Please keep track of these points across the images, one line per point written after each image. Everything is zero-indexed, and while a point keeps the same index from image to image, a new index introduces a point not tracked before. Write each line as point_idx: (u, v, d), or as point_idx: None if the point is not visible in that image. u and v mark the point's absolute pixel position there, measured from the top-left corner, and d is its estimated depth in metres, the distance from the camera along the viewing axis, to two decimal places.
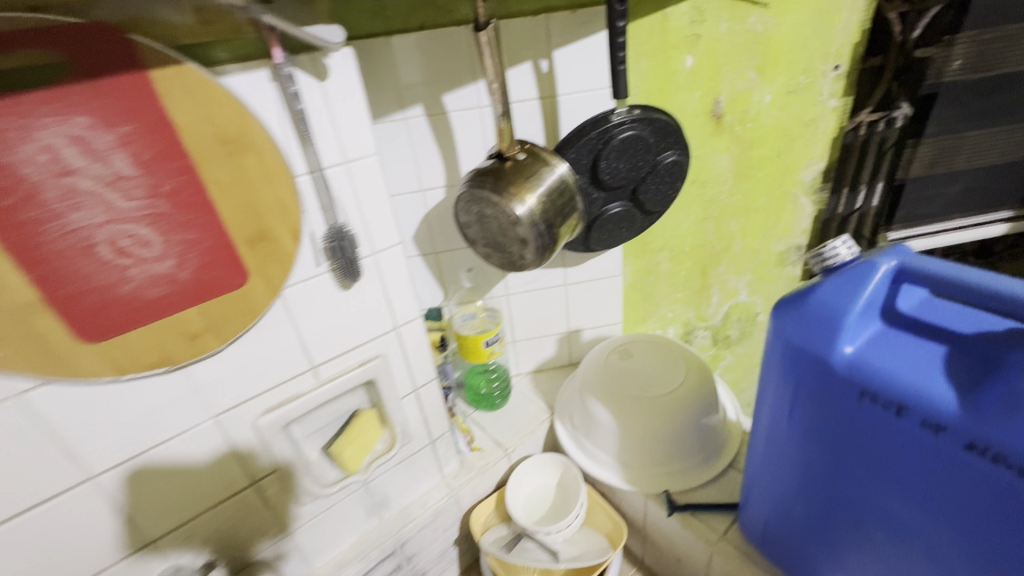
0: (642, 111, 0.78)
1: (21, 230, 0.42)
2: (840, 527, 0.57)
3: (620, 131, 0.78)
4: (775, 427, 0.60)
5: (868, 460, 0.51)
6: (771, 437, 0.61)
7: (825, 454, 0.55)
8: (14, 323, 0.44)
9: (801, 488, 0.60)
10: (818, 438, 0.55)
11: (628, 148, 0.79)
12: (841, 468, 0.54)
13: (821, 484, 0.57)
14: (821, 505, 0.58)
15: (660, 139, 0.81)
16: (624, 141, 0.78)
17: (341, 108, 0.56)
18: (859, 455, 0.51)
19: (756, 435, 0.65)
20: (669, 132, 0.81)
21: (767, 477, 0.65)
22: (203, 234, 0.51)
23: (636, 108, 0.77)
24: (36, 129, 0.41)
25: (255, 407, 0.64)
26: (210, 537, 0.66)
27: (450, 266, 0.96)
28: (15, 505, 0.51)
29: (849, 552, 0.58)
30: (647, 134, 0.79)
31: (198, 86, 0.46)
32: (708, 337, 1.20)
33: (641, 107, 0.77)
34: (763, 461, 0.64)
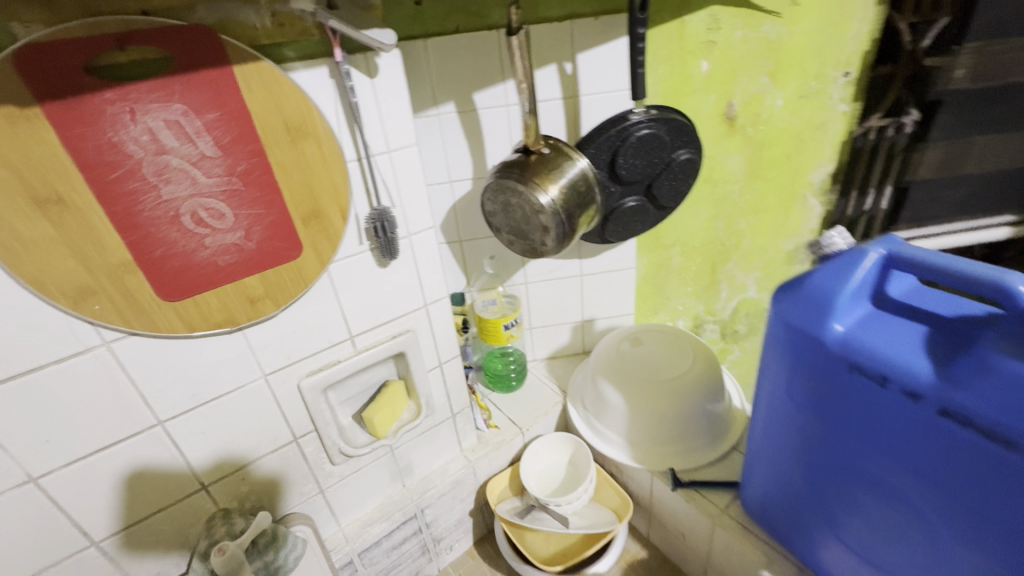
0: (659, 111, 0.84)
1: (124, 199, 0.50)
2: (830, 496, 0.62)
3: (638, 129, 0.84)
4: (773, 403, 0.65)
5: (855, 430, 0.56)
6: (769, 413, 0.67)
7: (817, 426, 0.60)
8: (112, 279, 0.52)
9: (796, 460, 0.65)
10: (811, 411, 0.60)
11: (645, 145, 0.84)
12: (832, 439, 0.59)
13: (814, 455, 0.62)
14: (814, 476, 0.63)
15: (675, 138, 0.86)
16: (641, 139, 0.84)
17: (387, 102, 0.63)
18: (847, 425, 0.56)
19: (756, 413, 0.70)
20: (683, 131, 0.86)
21: (765, 452, 0.70)
22: (267, 210, 0.58)
23: (653, 109, 0.84)
24: (141, 113, 0.48)
25: (300, 370, 0.71)
26: (254, 487, 0.74)
27: (473, 254, 1.02)
28: (99, 441, 0.59)
29: (838, 520, 0.63)
30: (662, 133, 0.85)
31: (272, 80, 0.54)
32: (716, 331, 1.25)
33: (657, 108, 0.83)
34: (762, 436, 0.70)
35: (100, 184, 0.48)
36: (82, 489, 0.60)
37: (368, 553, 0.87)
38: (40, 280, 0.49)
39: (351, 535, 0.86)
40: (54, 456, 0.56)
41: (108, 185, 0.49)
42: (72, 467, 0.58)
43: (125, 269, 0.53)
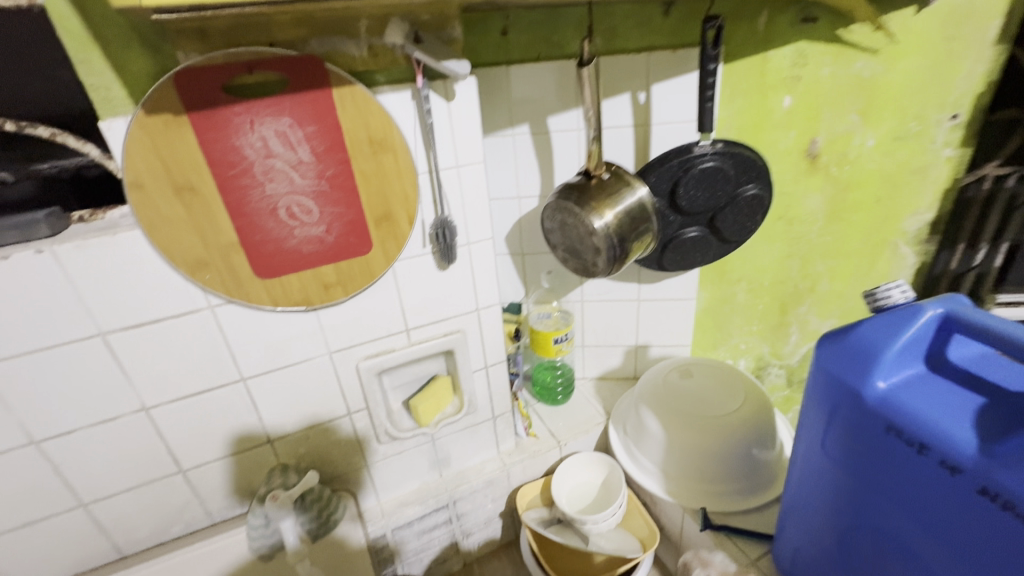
0: (725, 146, 0.84)
1: (238, 192, 0.61)
2: (859, 562, 0.58)
3: (702, 161, 0.84)
4: (808, 455, 0.62)
5: (889, 496, 0.52)
6: (804, 464, 0.63)
7: (850, 486, 0.56)
8: (220, 255, 0.64)
9: (827, 519, 0.61)
10: (844, 469, 0.57)
11: (707, 178, 0.85)
12: (864, 502, 0.55)
13: (845, 516, 0.58)
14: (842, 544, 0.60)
15: (741, 173, 0.86)
16: (704, 171, 0.84)
17: (460, 123, 0.70)
18: (882, 490, 0.53)
19: (792, 462, 0.67)
20: (751, 167, 0.86)
21: (798, 505, 0.67)
22: (346, 210, 0.67)
23: (719, 142, 0.84)
24: (258, 124, 0.59)
25: (360, 352, 0.80)
26: (310, 450, 0.84)
27: (533, 267, 1.07)
28: (196, 386, 0.71)
29: None
30: (727, 167, 0.85)
31: (363, 101, 0.63)
32: (781, 377, 1.18)
33: (724, 142, 0.83)
34: (795, 488, 0.66)
35: (222, 178, 0.60)
36: (178, 423, 0.72)
37: (400, 531, 0.94)
38: (170, 250, 0.62)
39: (387, 510, 0.94)
40: (163, 391, 0.70)
41: (227, 180, 0.60)
42: (173, 404, 0.71)
43: (231, 248, 0.64)
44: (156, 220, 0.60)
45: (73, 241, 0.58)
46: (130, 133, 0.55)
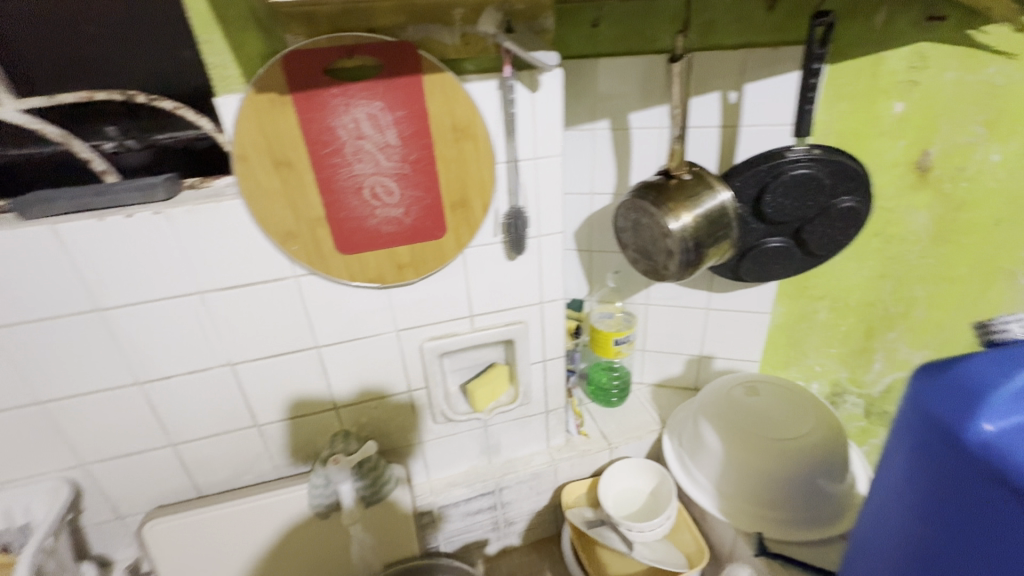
0: (823, 152, 0.78)
1: (328, 169, 0.64)
2: None
3: (794, 167, 0.79)
4: (888, 493, 0.57)
5: (976, 553, 0.47)
6: (882, 503, 0.58)
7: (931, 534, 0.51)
8: (306, 227, 0.68)
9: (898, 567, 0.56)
10: (926, 514, 0.51)
11: (799, 186, 0.80)
12: (944, 554, 0.50)
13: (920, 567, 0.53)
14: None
15: (837, 182, 0.80)
16: (795, 178, 0.79)
17: (543, 115, 0.70)
18: (966, 544, 0.47)
19: (869, 500, 0.62)
20: (849, 176, 0.80)
21: (868, 547, 0.61)
22: (425, 194, 0.69)
23: (816, 148, 0.78)
24: (352, 106, 0.62)
25: (425, 333, 0.83)
26: (370, 421, 0.88)
27: (600, 266, 1.05)
28: (276, 349, 0.77)
29: None
30: (822, 175, 0.79)
31: (450, 88, 0.64)
32: (859, 407, 1.08)
33: (821, 148, 0.78)
34: (868, 528, 0.61)
35: (315, 156, 0.63)
36: (258, 380, 0.78)
37: (447, 510, 0.97)
38: (264, 219, 0.66)
39: (436, 489, 0.97)
40: (248, 350, 0.75)
41: (320, 158, 0.64)
42: (255, 363, 0.77)
43: (317, 222, 0.68)
44: (254, 191, 0.64)
45: (184, 206, 0.64)
46: (241, 109, 0.60)
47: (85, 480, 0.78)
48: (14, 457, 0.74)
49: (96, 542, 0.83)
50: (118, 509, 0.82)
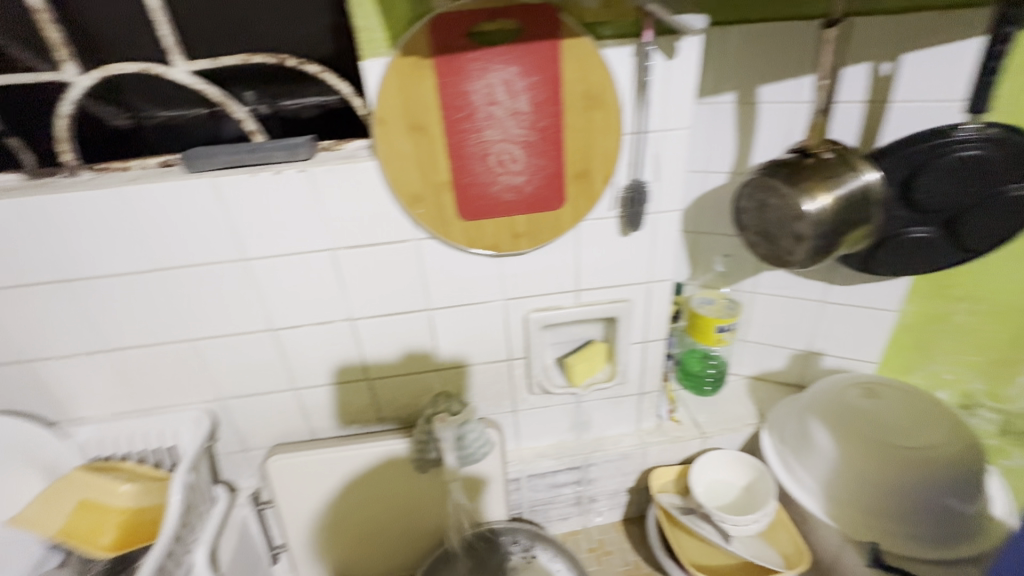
0: (999, 132, 0.73)
1: (459, 135, 0.65)
2: None
3: (959, 148, 0.75)
4: None
5: None
6: None
7: None
8: (432, 192, 0.70)
9: None
10: None
11: (960, 169, 0.76)
12: None
13: None
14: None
15: (1010, 166, 0.74)
16: (958, 160, 0.75)
17: (677, 84, 0.67)
18: None
19: None
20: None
21: None
22: (549, 163, 0.69)
23: (991, 127, 0.73)
24: (489, 71, 0.62)
25: (532, 304, 0.84)
26: (470, 385, 0.90)
27: (707, 249, 1.00)
28: (392, 308, 0.81)
29: None
30: (992, 158, 0.74)
31: (587, 54, 0.62)
32: (994, 425, 0.95)
33: (998, 127, 0.73)
34: None
35: (448, 121, 0.64)
36: (374, 337, 0.83)
37: (534, 479, 0.99)
38: (395, 182, 0.69)
39: (525, 458, 0.99)
40: (368, 307, 0.80)
41: (452, 123, 0.65)
42: (373, 320, 0.81)
43: (443, 187, 0.69)
44: (390, 154, 0.67)
45: (326, 165, 0.68)
46: (385, 73, 0.62)
47: (221, 413, 0.87)
48: (166, 387, 0.83)
49: (226, 469, 0.93)
50: (246, 442, 0.91)
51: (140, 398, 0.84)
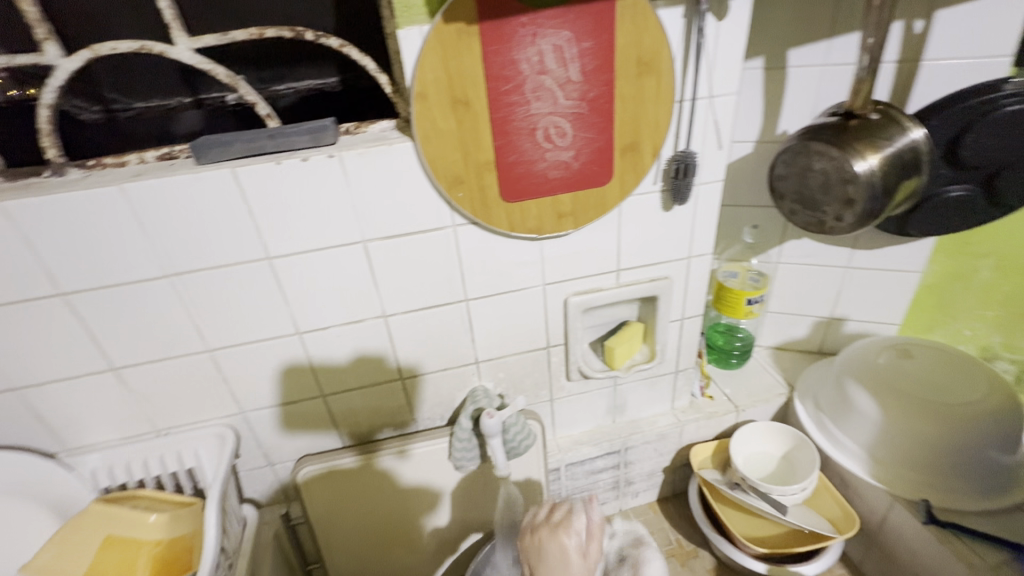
0: None
1: (506, 108, 0.60)
2: None
3: (1010, 103, 0.74)
4: None
5: None
6: None
7: None
8: (474, 173, 0.64)
9: None
10: None
11: (1010, 124, 0.74)
12: None
13: None
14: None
15: None
16: (1011, 115, 0.74)
17: (726, 48, 0.64)
18: None
19: None
20: None
21: None
22: (598, 135, 0.65)
23: None
24: (539, 37, 0.57)
25: (572, 287, 0.80)
26: (507, 376, 0.86)
27: (733, 221, 0.99)
28: (427, 302, 0.75)
29: None
30: None
31: (642, 16, 0.59)
32: (1009, 374, 1.02)
33: None
34: None
35: (495, 93, 0.59)
36: (408, 333, 0.77)
37: (574, 467, 0.97)
38: (434, 163, 0.63)
39: (563, 446, 0.96)
40: (402, 302, 0.74)
41: (499, 96, 0.60)
42: (406, 315, 0.75)
43: (486, 167, 0.64)
44: (428, 132, 0.60)
45: (356, 148, 0.62)
46: (427, 42, 0.56)
47: (243, 427, 0.80)
48: (180, 404, 0.76)
49: (249, 485, 0.87)
50: (270, 456, 0.84)
51: (153, 419, 0.76)
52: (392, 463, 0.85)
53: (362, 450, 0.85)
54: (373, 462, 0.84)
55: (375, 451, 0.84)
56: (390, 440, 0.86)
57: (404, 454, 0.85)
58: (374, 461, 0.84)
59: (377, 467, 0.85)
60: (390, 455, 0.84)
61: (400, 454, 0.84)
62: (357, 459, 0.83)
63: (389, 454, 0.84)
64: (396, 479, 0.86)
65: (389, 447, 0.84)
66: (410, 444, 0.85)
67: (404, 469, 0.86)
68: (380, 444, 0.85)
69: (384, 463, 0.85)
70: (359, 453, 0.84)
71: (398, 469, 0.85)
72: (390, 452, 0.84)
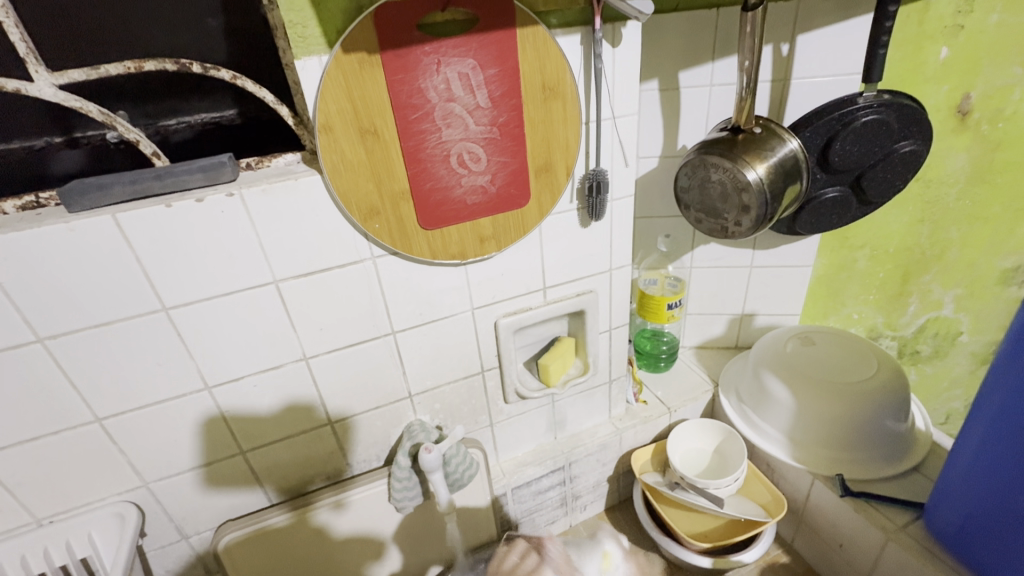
0: (891, 96, 0.82)
1: (417, 136, 0.60)
2: (1000, 529, 0.65)
3: (865, 114, 0.82)
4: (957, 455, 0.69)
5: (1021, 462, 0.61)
6: (953, 466, 0.70)
7: (985, 469, 0.65)
8: (389, 203, 0.63)
9: (973, 506, 0.68)
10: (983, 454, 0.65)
11: (868, 132, 0.83)
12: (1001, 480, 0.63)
13: (986, 493, 0.66)
14: (1007, 487, 0.63)
15: (904, 126, 0.84)
16: (866, 124, 0.83)
17: (624, 71, 0.68)
18: (1015, 460, 0.61)
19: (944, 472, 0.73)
20: (915, 119, 0.83)
21: (945, 500, 0.73)
22: (512, 159, 0.66)
23: (884, 93, 0.82)
24: (444, 65, 0.57)
25: (500, 309, 0.79)
26: (444, 407, 0.84)
27: (647, 232, 1.04)
28: (351, 338, 0.71)
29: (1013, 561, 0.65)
30: (891, 119, 0.83)
31: (542, 44, 0.61)
32: (892, 349, 1.15)
33: (890, 92, 0.81)
34: (946, 481, 0.72)
35: (404, 122, 0.58)
36: (334, 374, 0.73)
37: (519, 491, 0.95)
38: (345, 196, 0.60)
39: (508, 470, 0.94)
40: (323, 342, 0.70)
41: (408, 124, 0.59)
42: (328, 356, 0.71)
43: (401, 196, 0.63)
44: (337, 164, 0.58)
45: (259, 185, 0.58)
46: (327, 72, 0.54)
47: (147, 501, 0.71)
48: (64, 486, 0.66)
49: (159, 565, 0.77)
50: (184, 529, 0.75)
51: (30, 508, 0.66)
52: (328, 517, 0.79)
53: (293, 505, 0.78)
54: (308, 517, 0.78)
55: (309, 505, 0.78)
56: (325, 489, 0.80)
57: (341, 505, 0.79)
58: (305, 517, 0.78)
59: (311, 523, 0.78)
60: (325, 508, 0.79)
61: (333, 507, 0.79)
62: (288, 516, 0.77)
63: (325, 506, 0.78)
64: (332, 531, 0.80)
65: (324, 499, 0.78)
66: (347, 491, 0.79)
67: (338, 522, 0.80)
68: (314, 496, 0.79)
69: (315, 518, 0.78)
70: (291, 509, 0.77)
71: (332, 522, 0.80)
72: (327, 505, 0.78)
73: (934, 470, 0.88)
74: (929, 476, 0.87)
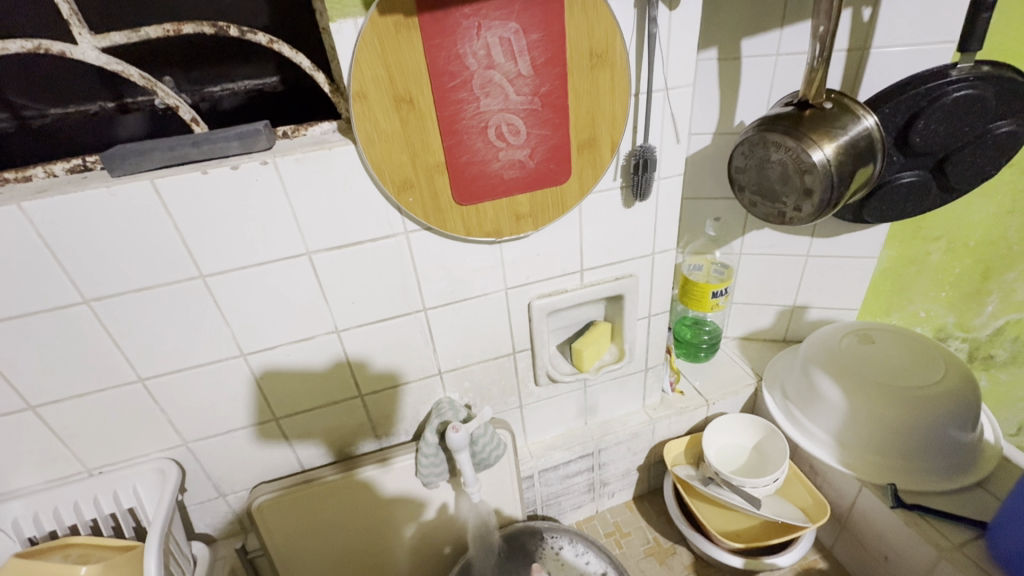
0: (991, 68, 0.72)
1: (454, 106, 0.57)
2: None
3: (957, 89, 0.73)
4: None
5: None
6: None
7: None
8: (423, 176, 0.60)
9: None
10: None
11: (959, 109, 0.74)
12: None
13: None
14: None
15: (1003, 103, 0.74)
16: (957, 101, 0.73)
17: (680, 38, 0.62)
18: None
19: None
20: (1016, 95, 0.73)
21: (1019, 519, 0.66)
22: (553, 132, 0.62)
23: (983, 65, 0.72)
24: (484, 29, 0.54)
25: (535, 290, 0.77)
26: (473, 386, 0.83)
27: (695, 215, 0.98)
28: (381, 314, 0.71)
29: None
30: (989, 95, 0.73)
31: (591, 6, 0.56)
32: (962, 351, 1.05)
33: (991, 64, 0.71)
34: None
35: (441, 91, 0.56)
36: (364, 348, 0.73)
37: (546, 474, 0.94)
38: (379, 168, 0.58)
39: (536, 453, 0.93)
40: (355, 316, 0.70)
41: (445, 93, 0.56)
42: (359, 330, 0.71)
43: (436, 169, 0.60)
44: (370, 134, 0.56)
45: (293, 154, 0.57)
46: (362, 36, 0.51)
47: (187, 459, 0.74)
48: (111, 440, 0.69)
49: (199, 519, 0.81)
50: (221, 487, 0.78)
51: (81, 458, 0.69)
52: (368, 484, 0.81)
53: (343, 465, 0.81)
54: (354, 478, 0.80)
55: (356, 466, 0.80)
56: (371, 454, 0.82)
57: (386, 469, 0.81)
58: (351, 478, 0.80)
59: (352, 488, 0.81)
60: (366, 475, 0.81)
61: (379, 468, 0.81)
62: (337, 475, 0.80)
63: (371, 467, 0.80)
64: (362, 497, 0.82)
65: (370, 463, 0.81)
66: (393, 454, 0.81)
67: (384, 485, 0.82)
68: (362, 459, 0.82)
69: (354, 483, 0.81)
70: (339, 469, 0.80)
71: (380, 481, 0.82)
72: (372, 466, 0.81)
73: (1002, 487, 0.80)
74: (994, 493, 0.80)
